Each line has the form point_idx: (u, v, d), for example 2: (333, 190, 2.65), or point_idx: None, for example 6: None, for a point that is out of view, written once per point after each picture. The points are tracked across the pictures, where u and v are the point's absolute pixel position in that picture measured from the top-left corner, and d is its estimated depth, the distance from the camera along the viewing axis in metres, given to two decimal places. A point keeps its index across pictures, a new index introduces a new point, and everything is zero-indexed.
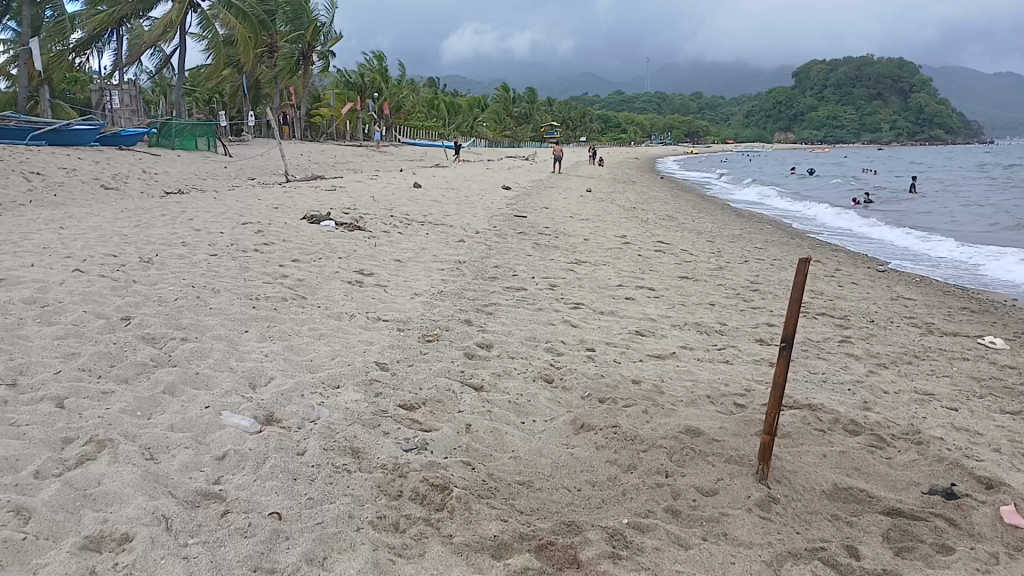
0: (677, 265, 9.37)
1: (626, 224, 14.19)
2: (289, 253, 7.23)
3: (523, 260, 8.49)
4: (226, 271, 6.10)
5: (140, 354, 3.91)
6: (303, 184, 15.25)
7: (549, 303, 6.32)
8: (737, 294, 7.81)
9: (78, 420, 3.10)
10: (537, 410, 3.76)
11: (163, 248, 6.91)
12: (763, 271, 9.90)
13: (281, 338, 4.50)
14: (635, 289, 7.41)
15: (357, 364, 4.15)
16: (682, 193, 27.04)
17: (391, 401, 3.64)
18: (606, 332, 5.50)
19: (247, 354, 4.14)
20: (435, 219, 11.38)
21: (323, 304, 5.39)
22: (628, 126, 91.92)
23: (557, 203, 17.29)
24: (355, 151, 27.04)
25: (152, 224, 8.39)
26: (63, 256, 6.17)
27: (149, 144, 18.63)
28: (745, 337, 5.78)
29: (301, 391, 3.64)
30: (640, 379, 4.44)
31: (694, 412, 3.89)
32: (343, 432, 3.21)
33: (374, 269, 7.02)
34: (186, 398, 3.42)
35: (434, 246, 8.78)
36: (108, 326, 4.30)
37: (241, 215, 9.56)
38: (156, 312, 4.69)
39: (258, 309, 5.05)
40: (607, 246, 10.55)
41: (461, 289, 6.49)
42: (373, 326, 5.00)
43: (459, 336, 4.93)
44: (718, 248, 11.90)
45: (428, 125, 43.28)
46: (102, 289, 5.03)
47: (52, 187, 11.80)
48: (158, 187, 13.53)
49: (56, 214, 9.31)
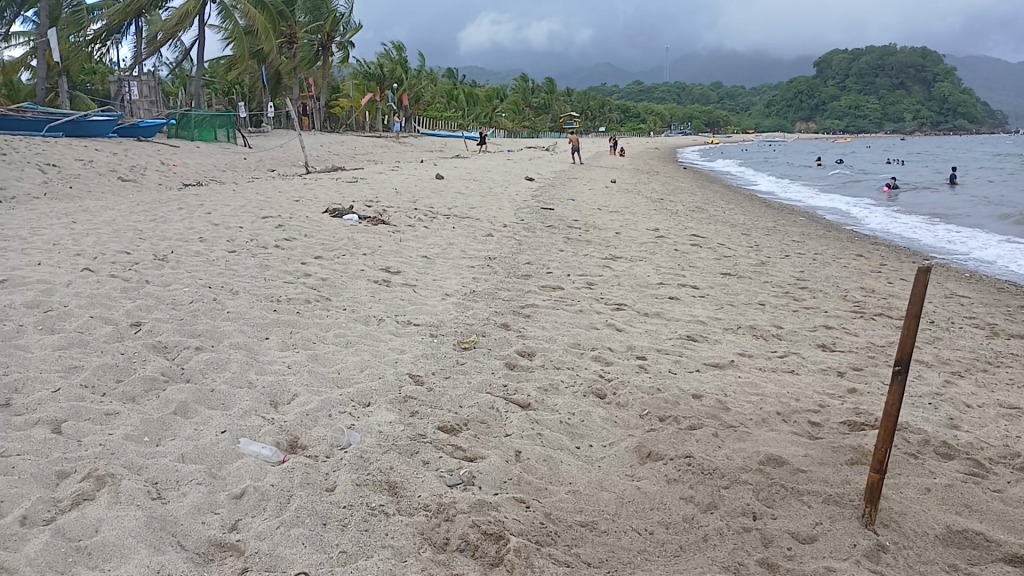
0: (717, 261, 8.91)
1: (657, 216, 13.70)
2: (311, 249, 6.85)
3: (556, 255, 8.07)
4: (244, 270, 5.71)
5: (150, 367, 3.52)
6: (323, 176, 14.89)
7: (590, 304, 5.88)
8: (784, 292, 7.34)
9: (76, 449, 2.70)
10: (593, 432, 3.33)
11: (180, 245, 6.56)
12: (806, 267, 9.41)
13: (305, 347, 4.10)
14: (678, 287, 6.96)
15: (389, 377, 3.74)
16: (708, 183, 26.47)
17: (429, 422, 3.22)
18: (655, 337, 5.06)
19: (269, 365, 3.74)
20: (461, 212, 11.00)
21: (349, 306, 4.99)
22: (647, 116, 90.96)
23: (583, 195, 16.83)
24: (375, 142, 26.70)
25: (169, 218, 8.05)
26: (74, 255, 5.82)
27: (167, 135, 18.31)
28: (805, 343, 5.33)
29: (328, 412, 3.23)
30: (701, 394, 4.00)
31: (769, 435, 3.45)
32: (377, 463, 2.80)
33: (401, 266, 6.62)
34: (199, 420, 3.02)
35: (461, 241, 8.37)
36: (115, 334, 3.92)
37: (261, 208, 9.21)
38: (170, 317, 4.30)
39: (279, 312, 4.65)
40: (640, 240, 10.09)
41: (494, 289, 6.07)
42: (403, 331, 4.59)
43: (499, 343, 4.51)
44: (756, 242, 11.41)
45: (447, 114, 42.89)
46: (112, 291, 4.66)
47: (67, 179, 11.50)
48: (177, 179, 13.22)
49: (69, 207, 9.00)
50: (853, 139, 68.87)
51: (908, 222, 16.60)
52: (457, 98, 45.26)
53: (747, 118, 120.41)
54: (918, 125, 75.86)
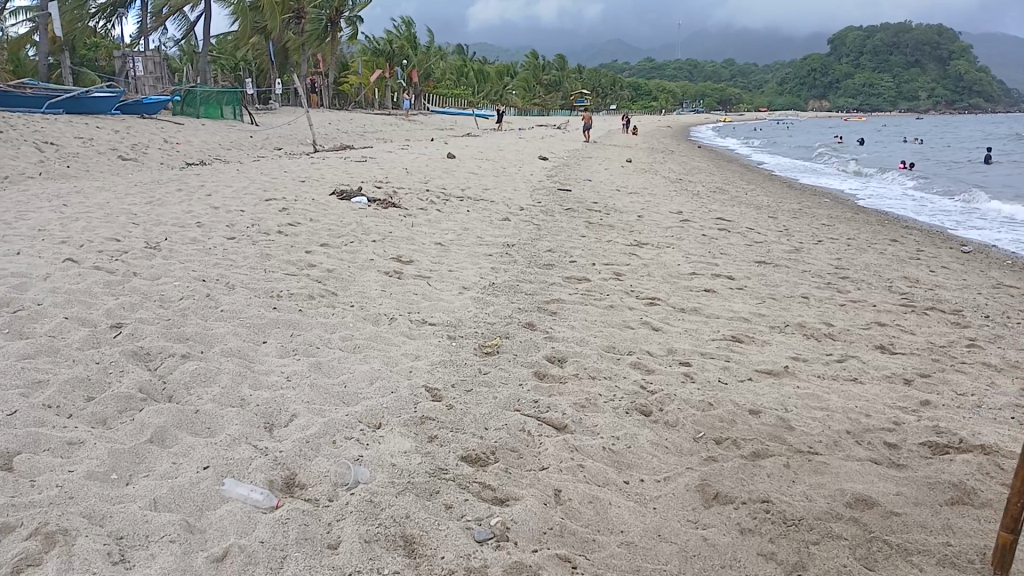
0: (750, 247, 8.37)
1: (678, 198, 13.14)
2: (317, 235, 6.36)
3: (578, 242, 7.57)
4: (242, 259, 5.22)
5: (126, 381, 3.03)
6: (331, 155, 14.36)
7: (620, 298, 5.38)
8: (826, 284, 6.83)
9: (27, 493, 2.22)
10: (643, 462, 2.85)
11: (175, 231, 6.07)
12: (842, 254, 8.88)
13: (307, 353, 3.61)
14: (713, 277, 6.45)
15: (403, 391, 3.25)
16: (725, 163, 25.85)
17: (451, 451, 2.73)
18: (698, 337, 4.56)
19: (266, 376, 3.27)
20: (475, 194, 10.50)
21: (358, 303, 4.50)
22: (659, 93, 89.71)
23: (600, 175, 16.26)
24: (384, 120, 26.13)
25: (167, 200, 7.56)
26: (58, 243, 5.34)
27: (173, 112, 17.73)
28: (862, 347, 4.83)
29: (331, 438, 2.74)
30: (759, 412, 3.53)
31: (849, 467, 2.97)
32: (390, 510, 2.30)
33: (414, 255, 6.12)
34: (179, 451, 2.54)
35: (477, 226, 7.87)
36: (92, 339, 3.43)
37: (265, 189, 8.72)
38: (156, 317, 3.82)
39: (280, 311, 4.16)
40: (665, 224, 9.56)
41: (516, 281, 5.57)
42: (417, 333, 4.10)
43: (527, 347, 4.02)
44: (785, 226, 10.86)
45: (457, 92, 42.22)
46: (93, 286, 4.18)
47: (65, 158, 11.02)
48: (180, 158, 12.73)
49: (62, 188, 8.53)
50: (868, 117, 67.77)
51: (933, 203, 16.07)
52: (467, 75, 44.51)
53: (759, 96, 118.81)
54: (934, 103, 74.62)
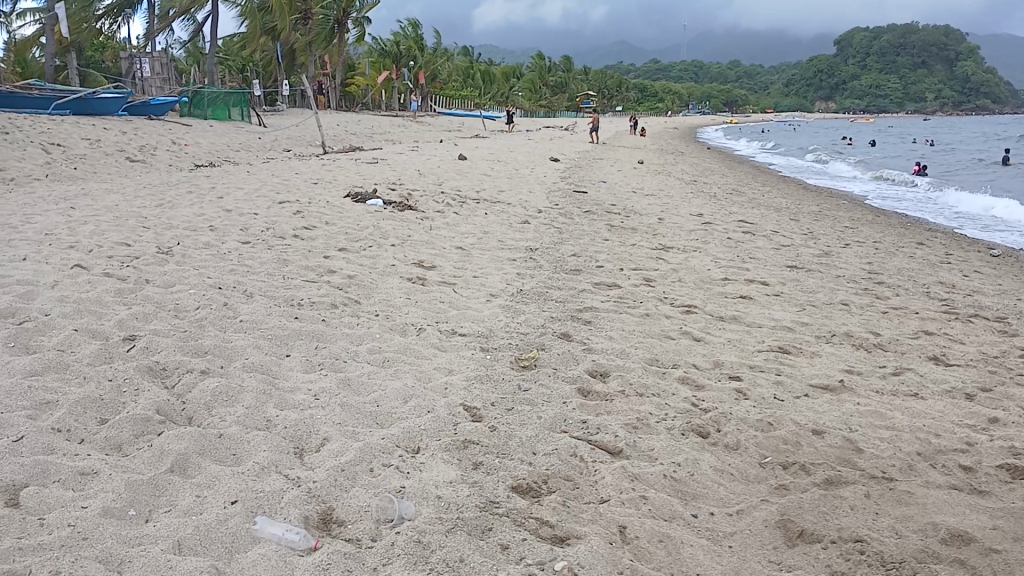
0: (778, 251, 8.11)
1: (696, 200, 12.87)
2: (334, 239, 6.12)
3: (602, 245, 7.32)
4: (259, 265, 4.98)
5: (142, 401, 2.78)
6: (342, 156, 14.14)
7: (654, 305, 5.13)
8: (862, 291, 6.56)
9: (36, 533, 1.97)
10: (709, 493, 2.59)
11: (188, 235, 5.83)
12: (872, 258, 8.61)
13: (333, 367, 3.36)
14: (746, 283, 6.20)
15: (440, 411, 2.99)
16: (736, 164, 25.54)
17: (499, 480, 2.48)
18: (744, 349, 4.30)
19: (293, 394, 3.02)
20: (491, 196, 10.26)
21: (383, 312, 4.25)
22: (665, 95, 89.44)
23: (614, 176, 16.01)
24: (392, 122, 25.89)
25: (177, 203, 7.33)
26: (66, 247, 5.11)
27: (180, 113, 17.52)
28: (914, 359, 4.57)
29: (368, 466, 2.49)
30: (822, 433, 3.27)
31: (934, 497, 2.71)
32: (442, 552, 2.05)
33: (435, 260, 5.87)
34: (202, 482, 2.29)
35: (497, 229, 7.62)
36: (104, 353, 3.19)
37: (277, 191, 8.48)
38: (171, 329, 3.57)
39: (301, 321, 3.92)
40: (687, 226, 9.30)
41: (544, 287, 5.32)
42: (448, 344, 3.85)
43: (565, 359, 3.76)
44: (808, 229, 10.59)
45: (464, 93, 42.03)
46: (104, 294, 3.94)
47: (72, 160, 10.81)
48: (189, 160, 12.51)
49: (70, 190, 8.31)
50: (876, 117, 67.28)
51: (954, 204, 15.74)
52: (474, 77, 44.24)
53: (765, 97, 118.40)
54: (942, 104, 74.18)
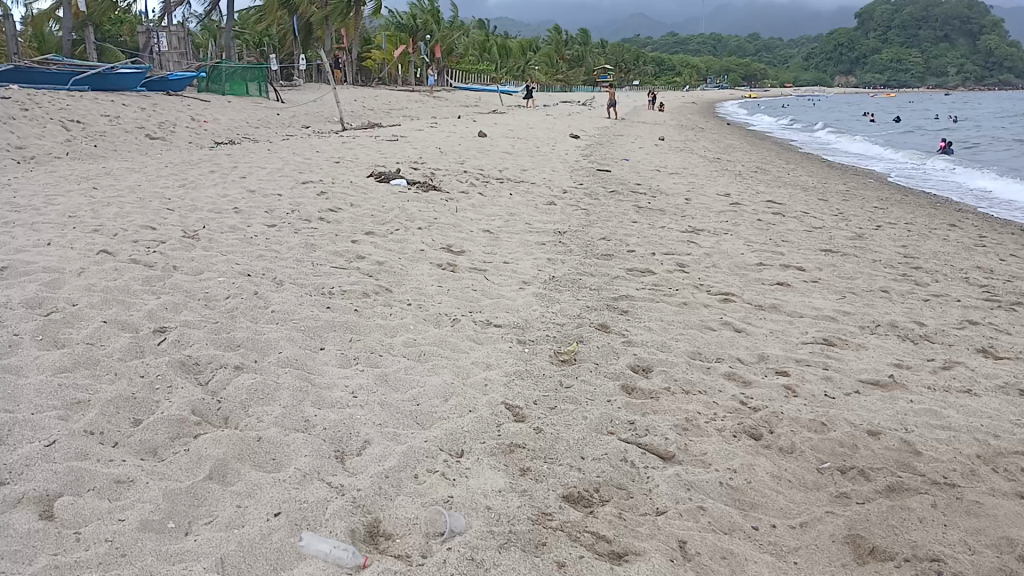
0: (810, 234, 7.92)
1: (722, 179, 12.64)
2: (360, 222, 6.01)
3: (632, 228, 7.17)
4: (286, 250, 4.88)
5: (176, 401, 2.69)
6: (361, 133, 13.99)
7: (691, 292, 4.99)
8: (900, 277, 6.39)
9: (72, 549, 1.88)
10: (768, 503, 2.47)
11: (212, 217, 5.74)
12: (905, 241, 8.41)
13: (369, 362, 3.25)
14: (782, 268, 6.04)
15: (483, 410, 2.88)
16: (758, 140, 25.15)
17: (549, 488, 2.37)
18: (787, 341, 4.16)
19: (331, 392, 2.92)
20: (514, 175, 10.11)
21: (415, 301, 4.14)
22: (683, 69, 88.36)
23: (637, 154, 15.78)
24: (410, 97, 25.65)
25: (200, 183, 7.24)
26: (90, 231, 5.03)
27: (198, 89, 17.40)
28: (964, 351, 4.40)
29: (413, 473, 2.38)
30: (878, 434, 3.13)
31: (1005, 508, 2.58)
32: (497, 571, 1.95)
33: (464, 244, 5.75)
34: (242, 491, 2.19)
35: (523, 211, 7.48)
36: (134, 347, 3.10)
37: (300, 170, 8.37)
38: (202, 320, 3.48)
39: (333, 311, 3.81)
40: (715, 207, 9.12)
41: (577, 273, 5.19)
42: (485, 337, 3.73)
43: (607, 352, 3.64)
44: (838, 210, 10.38)
45: (481, 67, 41.64)
46: (131, 283, 3.85)
47: (92, 137, 10.73)
48: (209, 137, 12.41)
49: (91, 169, 8.24)
50: (899, 91, 66.13)
51: (984, 183, 15.40)
52: (490, 51, 43.84)
53: (785, 70, 116.62)
54: (966, 79, 72.82)
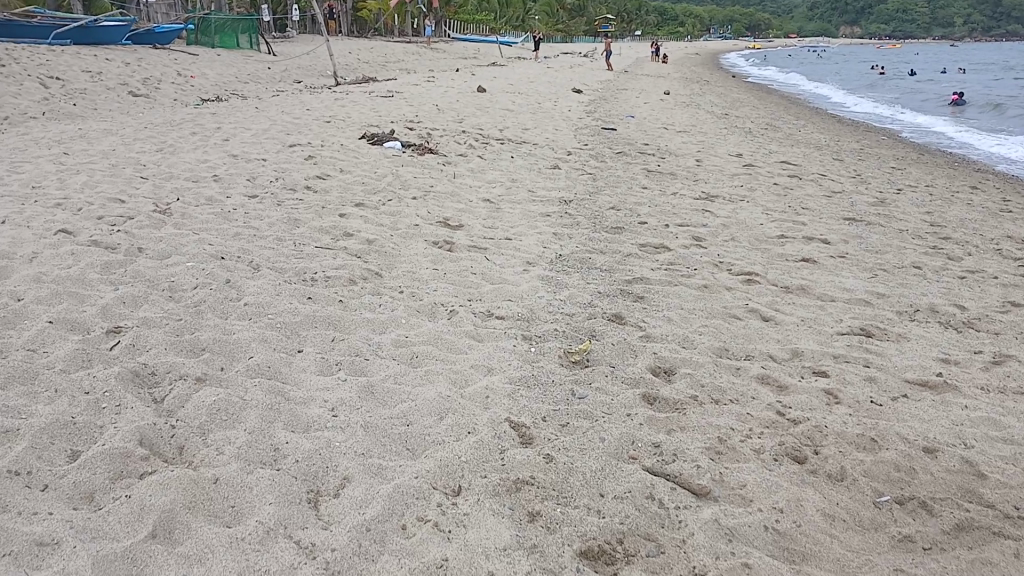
0: (830, 200, 7.49)
1: (732, 137, 12.16)
2: (350, 192, 5.57)
3: (642, 195, 6.73)
4: (266, 227, 4.45)
5: (121, 428, 2.28)
6: (355, 89, 13.38)
7: (711, 272, 4.57)
8: (931, 249, 5.97)
9: None
10: (822, 553, 2.08)
11: (189, 187, 5.29)
12: (929, 206, 7.97)
13: (353, 368, 2.84)
14: (806, 242, 5.62)
15: (484, 432, 2.47)
16: (764, 94, 24.45)
17: (564, 543, 1.97)
18: (821, 334, 3.75)
19: (307, 408, 2.51)
20: (515, 135, 9.62)
21: (407, 288, 3.72)
22: (685, 19, 86.59)
23: (642, 109, 15.18)
24: (406, 49, 24.87)
25: (181, 147, 6.77)
26: (52, 205, 4.58)
27: (187, 41, 16.68)
28: (1012, 341, 3.99)
29: (399, 523, 1.99)
30: (935, 452, 2.73)
31: None
32: None
33: (462, 217, 5.31)
34: (191, 555, 1.80)
35: (526, 176, 7.02)
36: (80, 353, 2.68)
37: (289, 131, 7.88)
38: (164, 316, 3.06)
39: (315, 303, 3.38)
40: (728, 170, 8.65)
41: (585, 251, 4.77)
42: (486, 332, 3.32)
43: (623, 351, 3.22)
44: (855, 171, 9.92)
45: (480, 17, 40.52)
46: (87, 270, 3.42)
47: (71, 95, 10.18)
48: (196, 94, 11.84)
49: (66, 131, 7.75)
50: (905, 44, 64.76)
51: (1000, 139, 14.93)
52: (489, 0, 42.73)
53: (789, 22, 114.64)
54: (974, 30, 71.35)
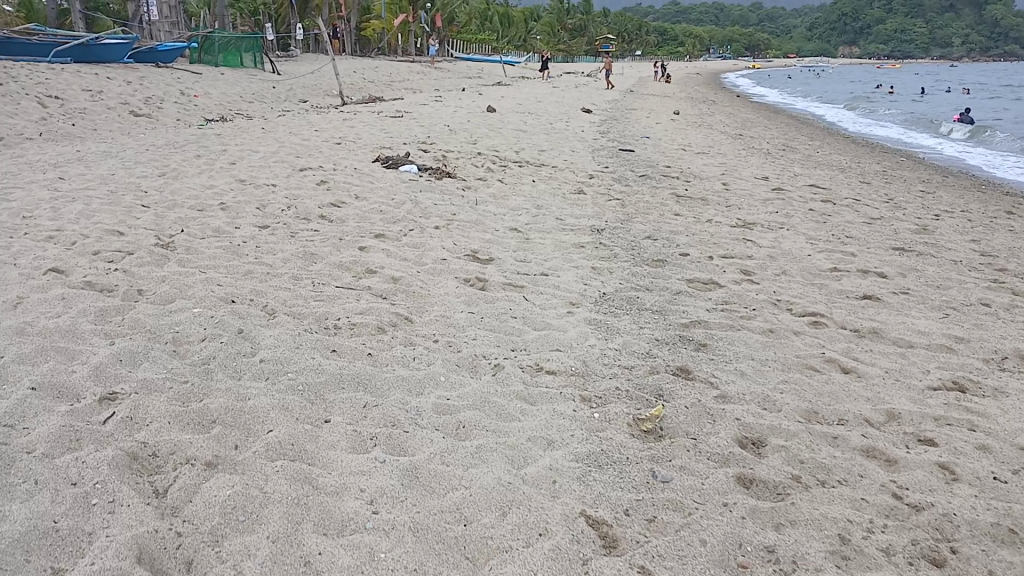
0: (872, 227, 7.07)
1: (752, 159, 11.78)
2: (368, 221, 5.15)
3: (677, 223, 6.30)
4: (280, 263, 4.01)
5: (113, 536, 1.82)
6: (363, 109, 13.01)
7: (772, 313, 4.12)
8: (993, 282, 5.53)
9: None
10: None
11: (195, 216, 4.87)
12: (973, 234, 7.55)
13: (392, 444, 2.39)
14: (862, 276, 5.18)
15: (559, 534, 2.01)
16: (773, 114, 24.19)
17: None
18: (912, 391, 3.30)
19: (340, 501, 2.06)
20: (532, 157, 9.22)
21: (443, 337, 3.28)
22: (685, 39, 86.72)
23: (655, 130, 14.80)
24: (410, 68, 24.62)
25: (186, 171, 6.36)
26: (42, 238, 4.15)
27: (190, 60, 16.32)
28: None
29: None
30: None
31: None
32: None
33: (490, 249, 4.89)
34: None
35: (551, 202, 6.60)
36: (67, 431, 2.23)
37: (298, 154, 7.47)
38: (168, 379, 2.61)
39: (341, 359, 2.93)
40: (759, 194, 8.24)
41: (630, 288, 4.33)
42: (539, 392, 2.87)
43: (700, 416, 2.77)
44: (887, 195, 9.51)
45: (482, 36, 40.30)
46: (79, 319, 2.98)
47: (70, 115, 9.79)
48: (199, 113, 11.47)
49: (64, 154, 7.35)
50: (906, 64, 64.75)
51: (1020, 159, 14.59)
52: (492, 20, 42.62)
53: (788, 41, 115.11)
54: (973, 50, 71.54)
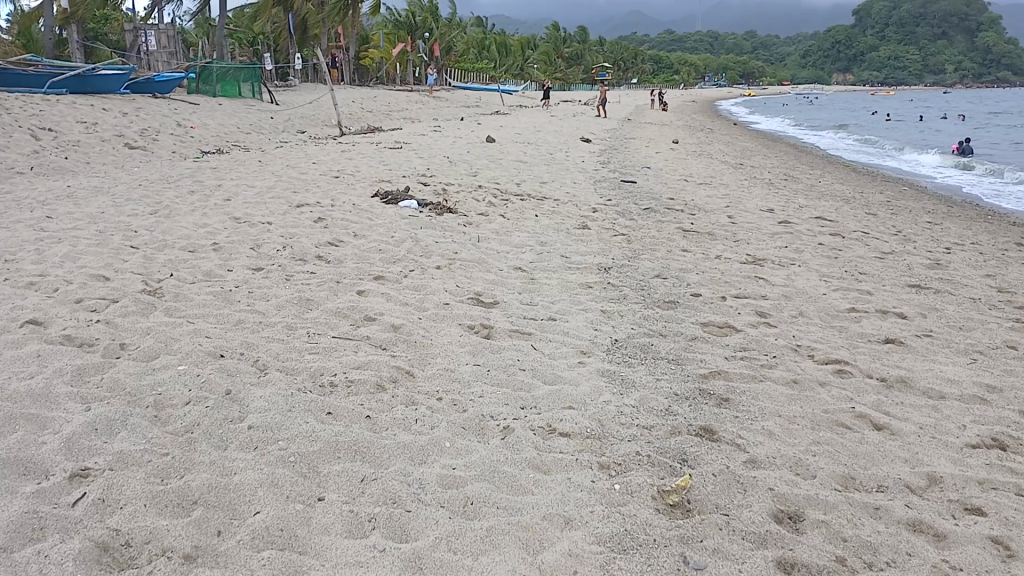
0: (884, 262, 6.87)
1: (756, 189, 11.62)
2: (366, 261, 4.94)
3: (685, 259, 6.09)
4: (274, 311, 3.79)
5: None
6: (361, 140, 12.87)
7: (795, 361, 3.90)
8: (1015, 321, 5.32)
9: None
10: None
11: (185, 258, 4.66)
12: (988, 268, 7.35)
13: (392, 526, 2.15)
14: (883, 317, 4.97)
15: None
16: (771, 141, 24.16)
17: None
18: (951, 449, 3.07)
19: None
20: (534, 189, 9.06)
21: (448, 395, 3.05)
22: (681, 67, 87.39)
23: (656, 160, 14.67)
24: (409, 97, 24.59)
25: (179, 208, 6.16)
26: (23, 285, 3.93)
27: (188, 90, 16.21)
28: None
29: None
30: None
31: None
32: None
33: (495, 290, 4.67)
34: None
35: (555, 238, 6.40)
36: (30, 518, 1.99)
37: (295, 189, 7.28)
38: (145, 450, 2.37)
39: (337, 423, 2.70)
40: (766, 227, 8.05)
41: (643, 334, 4.11)
42: (553, 459, 2.64)
43: (729, 485, 2.54)
44: (895, 227, 9.33)
45: (480, 65, 40.47)
46: (54, 381, 2.75)
47: (63, 147, 9.61)
48: (195, 145, 11.31)
49: (54, 189, 7.15)
50: (901, 92, 65.18)
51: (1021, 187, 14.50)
52: (489, 49, 42.84)
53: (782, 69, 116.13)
54: (967, 77, 72.04)
